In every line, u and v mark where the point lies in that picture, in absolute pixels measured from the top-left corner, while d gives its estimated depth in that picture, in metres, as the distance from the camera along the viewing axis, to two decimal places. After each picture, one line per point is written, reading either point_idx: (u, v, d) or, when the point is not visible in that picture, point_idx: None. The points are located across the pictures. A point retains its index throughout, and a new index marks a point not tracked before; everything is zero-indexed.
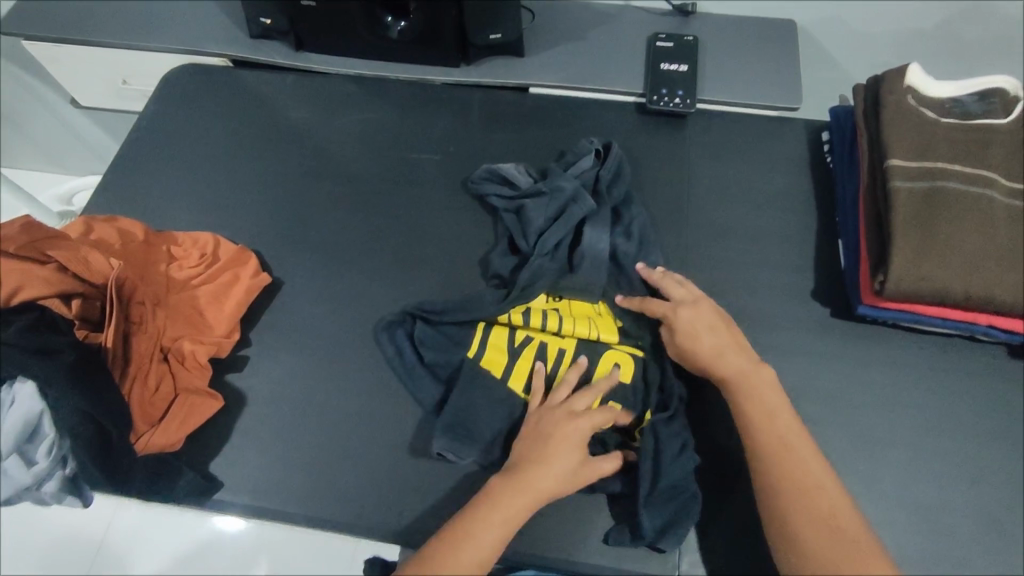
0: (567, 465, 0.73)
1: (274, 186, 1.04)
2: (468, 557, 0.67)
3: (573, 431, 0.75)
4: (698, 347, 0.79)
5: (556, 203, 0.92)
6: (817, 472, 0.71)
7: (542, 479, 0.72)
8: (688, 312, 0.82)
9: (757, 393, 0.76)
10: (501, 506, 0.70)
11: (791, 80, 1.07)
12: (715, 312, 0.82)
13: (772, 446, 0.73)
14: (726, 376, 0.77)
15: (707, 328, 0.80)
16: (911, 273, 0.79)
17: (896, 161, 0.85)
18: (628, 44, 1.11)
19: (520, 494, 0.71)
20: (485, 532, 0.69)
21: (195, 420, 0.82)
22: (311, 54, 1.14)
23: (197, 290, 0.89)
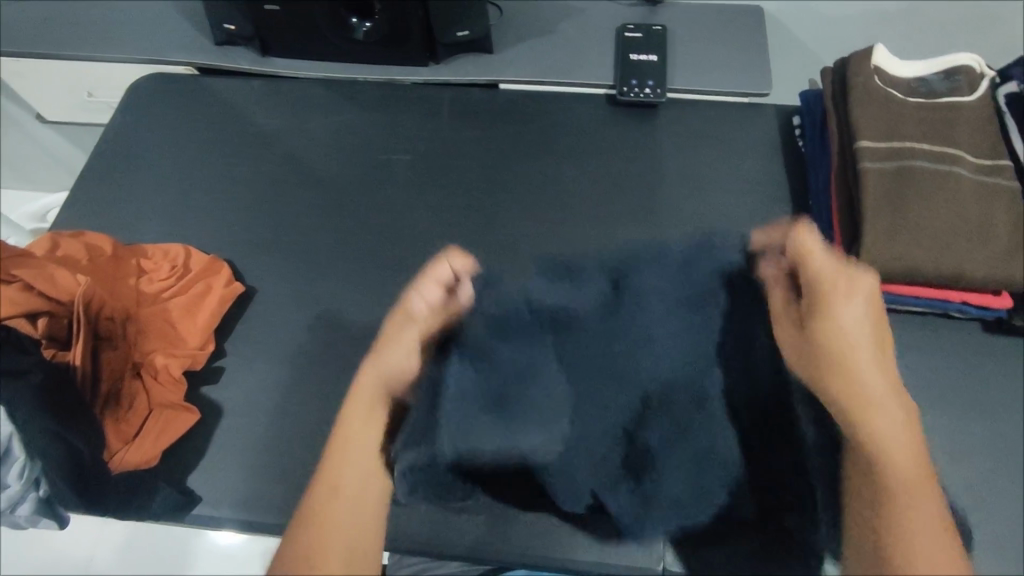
0: (385, 363, 0.78)
1: (245, 193, 1.03)
2: (341, 494, 0.69)
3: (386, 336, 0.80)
4: (849, 348, 0.70)
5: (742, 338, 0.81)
6: (923, 490, 0.61)
7: (374, 399, 0.76)
8: (843, 292, 0.72)
9: (873, 394, 0.67)
10: (354, 438, 0.74)
11: (760, 66, 1.07)
12: (872, 301, 0.73)
13: (880, 454, 0.64)
14: (859, 387, 0.68)
15: (861, 321, 0.71)
16: (882, 253, 0.79)
17: (865, 142, 0.85)
18: (597, 36, 1.11)
19: (355, 417, 0.75)
20: (348, 458, 0.72)
21: (171, 435, 0.81)
22: (277, 58, 1.13)
23: (168, 302, 0.88)
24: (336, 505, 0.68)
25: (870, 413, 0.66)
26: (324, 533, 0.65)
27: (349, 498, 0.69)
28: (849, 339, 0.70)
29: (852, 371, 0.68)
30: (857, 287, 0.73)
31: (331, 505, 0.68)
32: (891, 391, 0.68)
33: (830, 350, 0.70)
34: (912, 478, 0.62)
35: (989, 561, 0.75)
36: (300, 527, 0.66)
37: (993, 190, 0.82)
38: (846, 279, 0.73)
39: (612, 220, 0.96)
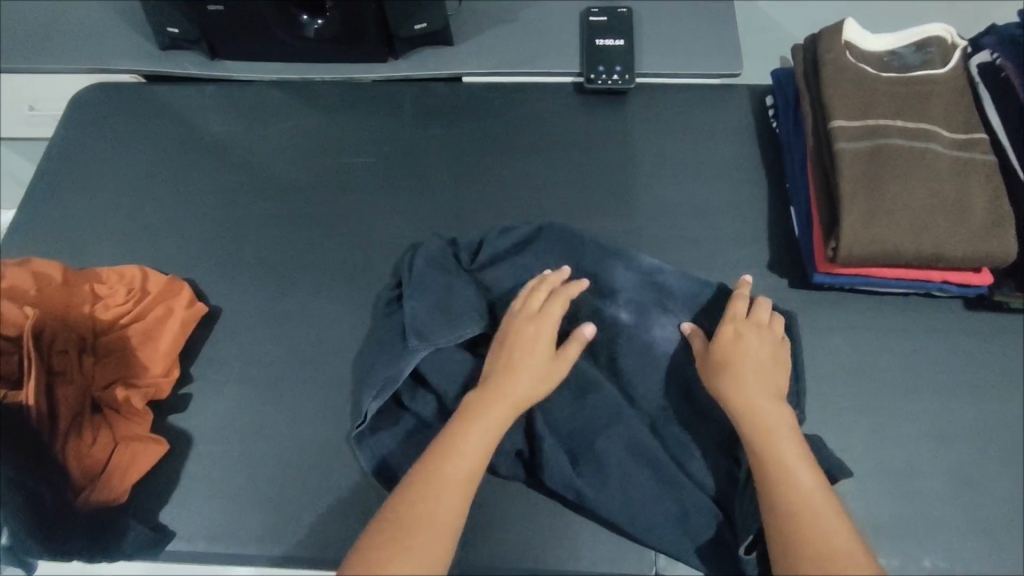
0: (539, 362, 0.73)
1: (202, 207, 0.98)
2: (449, 481, 0.64)
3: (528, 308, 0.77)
4: (738, 369, 0.71)
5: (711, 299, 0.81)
6: (822, 507, 0.61)
7: (509, 400, 0.70)
8: (744, 339, 0.73)
9: (768, 418, 0.67)
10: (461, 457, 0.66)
11: (730, 45, 1.03)
12: (768, 350, 0.73)
13: (777, 473, 0.64)
14: (742, 399, 0.69)
15: (747, 359, 0.71)
16: (861, 236, 0.77)
17: (838, 122, 0.83)
18: (561, 21, 1.07)
19: (497, 410, 0.69)
20: (467, 443, 0.67)
21: (140, 468, 0.77)
22: (227, 61, 1.07)
23: (127, 328, 0.83)
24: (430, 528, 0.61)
25: (765, 438, 0.66)
26: (425, 529, 0.61)
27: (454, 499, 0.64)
28: (744, 373, 0.70)
29: (749, 401, 0.68)
30: (750, 334, 0.74)
31: (436, 491, 0.63)
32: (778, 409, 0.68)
33: (733, 387, 0.70)
34: (814, 495, 0.62)
35: (980, 540, 0.74)
36: (374, 529, 0.62)
37: (969, 165, 0.80)
38: (752, 322, 0.75)
39: (586, 215, 0.94)
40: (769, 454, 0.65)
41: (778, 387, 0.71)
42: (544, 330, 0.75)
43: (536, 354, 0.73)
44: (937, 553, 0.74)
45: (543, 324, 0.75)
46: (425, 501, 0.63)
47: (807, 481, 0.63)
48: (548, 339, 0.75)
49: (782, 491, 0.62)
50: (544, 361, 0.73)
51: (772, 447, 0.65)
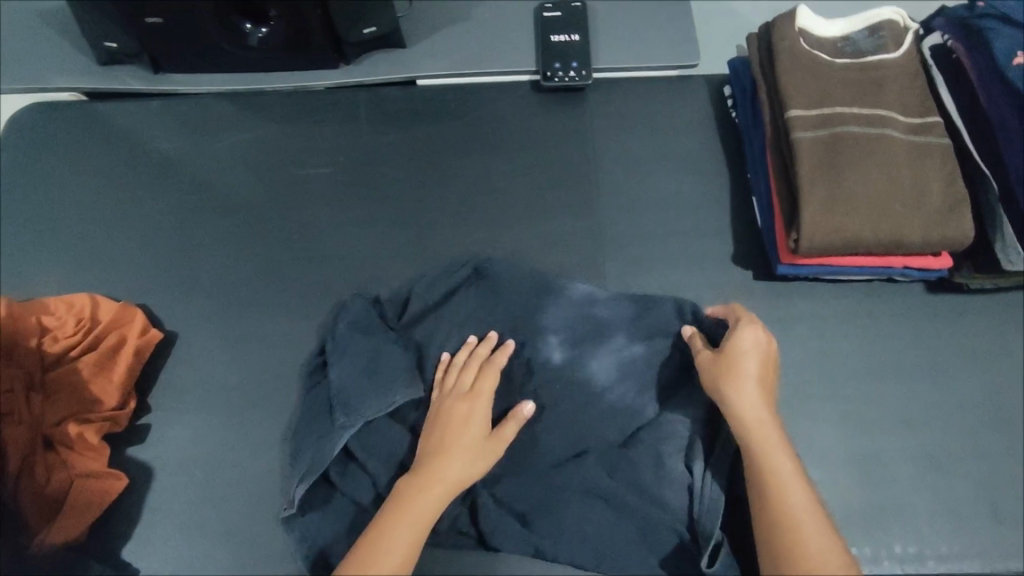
0: (473, 438, 0.71)
1: (153, 229, 0.95)
2: (388, 561, 0.61)
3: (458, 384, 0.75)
4: (738, 372, 0.68)
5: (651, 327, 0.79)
6: (809, 524, 0.59)
7: (446, 479, 0.67)
8: (742, 347, 0.69)
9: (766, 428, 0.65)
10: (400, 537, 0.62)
11: (685, 36, 1.02)
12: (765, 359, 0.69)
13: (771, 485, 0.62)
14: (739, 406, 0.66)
15: (746, 367, 0.68)
16: (821, 227, 0.77)
17: (795, 112, 0.82)
18: (515, 18, 1.04)
19: (432, 490, 0.66)
20: (406, 521, 0.63)
21: (97, 506, 0.75)
22: (170, 74, 1.03)
23: (77, 361, 0.80)
24: None
25: (762, 448, 0.64)
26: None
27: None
28: (743, 377, 0.67)
29: (746, 411, 0.66)
30: (749, 344, 0.70)
31: (375, 572, 0.60)
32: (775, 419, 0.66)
33: (733, 394, 0.67)
34: (801, 511, 0.60)
35: (950, 524, 0.75)
36: None
37: (925, 150, 0.80)
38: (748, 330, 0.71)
39: (548, 218, 0.92)
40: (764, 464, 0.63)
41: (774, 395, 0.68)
42: (476, 407, 0.73)
43: (468, 433, 0.71)
44: (908, 539, 0.74)
45: (473, 400, 0.73)
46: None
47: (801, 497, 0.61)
48: (479, 418, 0.72)
49: (773, 505, 0.61)
50: (478, 437, 0.71)
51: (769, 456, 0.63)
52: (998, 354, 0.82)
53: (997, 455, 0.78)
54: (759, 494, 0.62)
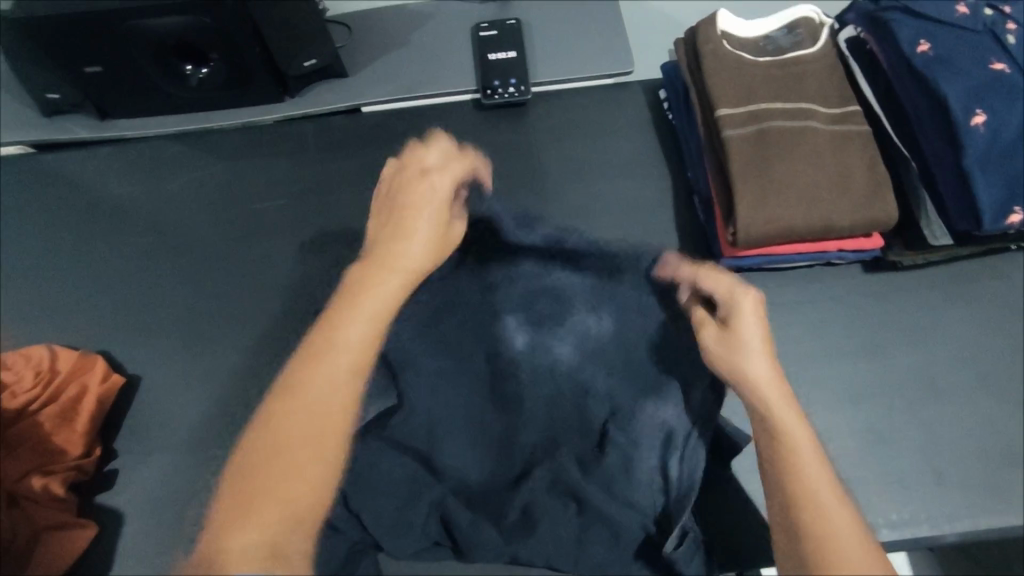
0: (403, 267, 0.59)
1: (109, 274, 0.95)
2: (319, 410, 0.52)
3: (394, 211, 0.62)
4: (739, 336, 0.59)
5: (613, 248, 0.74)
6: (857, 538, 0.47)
7: (358, 331, 0.55)
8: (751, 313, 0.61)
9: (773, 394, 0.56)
10: (325, 380, 0.53)
11: (618, 45, 1.06)
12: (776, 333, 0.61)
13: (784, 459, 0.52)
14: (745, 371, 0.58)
15: (762, 333, 0.60)
16: (756, 218, 0.80)
17: (723, 110, 0.86)
18: (453, 40, 1.07)
19: (358, 320, 0.56)
20: (334, 359, 0.54)
21: (67, 556, 0.75)
22: (117, 120, 1.04)
23: (37, 413, 0.80)
24: (291, 484, 0.50)
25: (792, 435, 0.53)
26: (285, 501, 0.50)
27: (322, 464, 0.51)
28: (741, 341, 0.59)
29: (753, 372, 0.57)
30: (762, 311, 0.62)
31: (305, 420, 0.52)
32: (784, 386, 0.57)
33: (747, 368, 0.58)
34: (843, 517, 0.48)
35: (904, 493, 0.78)
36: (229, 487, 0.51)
37: (847, 137, 0.85)
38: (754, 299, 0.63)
39: None
40: (792, 456, 0.52)
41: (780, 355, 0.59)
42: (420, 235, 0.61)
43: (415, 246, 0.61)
44: (865, 511, 0.77)
45: (413, 200, 0.62)
46: (274, 479, 0.50)
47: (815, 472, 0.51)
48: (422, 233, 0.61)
49: (810, 510, 0.49)
50: (424, 252, 0.61)
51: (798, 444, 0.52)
52: (934, 326, 0.86)
53: (941, 421, 0.82)
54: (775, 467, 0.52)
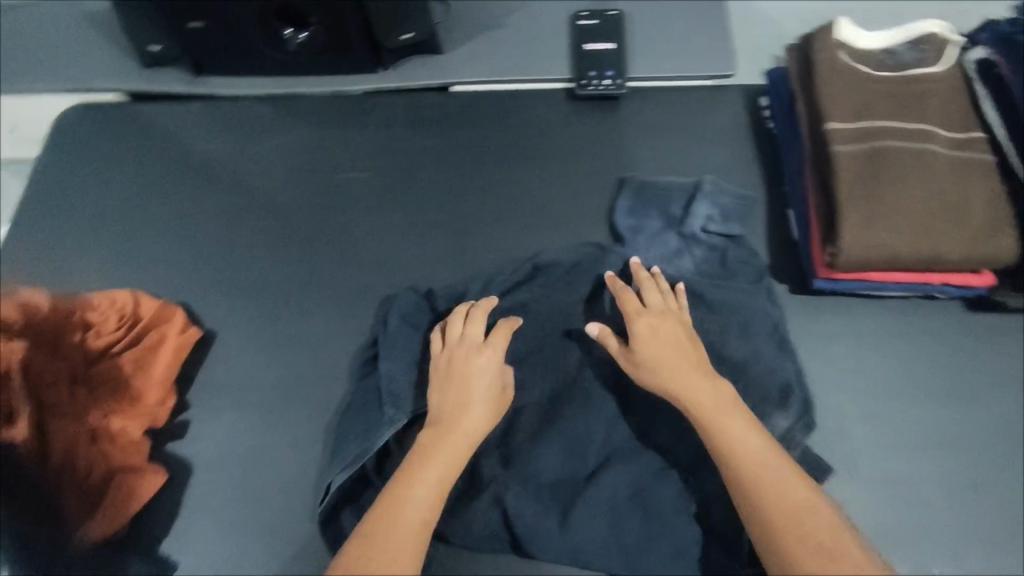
0: (466, 428, 0.70)
1: (193, 227, 0.97)
2: (391, 554, 0.59)
3: (449, 384, 0.73)
4: (652, 352, 0.73)
5: (732, 204, 0.91)
6: (783, 470, 0.63)
7: (424, 491, 0.64)
8: (649, 325, 0.75)
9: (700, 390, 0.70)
10: (398, 528, 0.61)
11: (722, 46, 1.02)
12: (680, 327, 0.76)
13: (721, 448, 0.65)
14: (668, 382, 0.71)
15: (665, 338, 0.74)
16: (861, 241, 0.76)
17: (834, 124, 0.82)
18: (551, 25, 1.05)
19: (425, 480, 0.65)
20: (406, 510, 0.62)
21: (136, 500, 0.76)
22: (210, 77, 1.05)
23: (119, 356, 0.82)
24: None
25: (714, 418, 0.67)
26: None
27: None
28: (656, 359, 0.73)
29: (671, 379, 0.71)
30: (660, 318, 0.76)
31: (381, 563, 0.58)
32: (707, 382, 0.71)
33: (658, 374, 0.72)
34: (770, 461, 0.63)
35: (981, 547, 0.75)
36: None
37: (968, 165, 0.80)
38: (651, 309, 0.77)
39: (579, 227, 0.94)
40: (723, 443, 0.65)
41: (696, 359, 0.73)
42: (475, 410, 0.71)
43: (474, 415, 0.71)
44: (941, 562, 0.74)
45: (472, 368, 0.74)
46: None
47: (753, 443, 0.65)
48: (479, 410, 0.71)
49: (749, 472, 0.63)
50: (482, 420, 0.71)
51: (721, 426, 0.66)
52: None
53: None
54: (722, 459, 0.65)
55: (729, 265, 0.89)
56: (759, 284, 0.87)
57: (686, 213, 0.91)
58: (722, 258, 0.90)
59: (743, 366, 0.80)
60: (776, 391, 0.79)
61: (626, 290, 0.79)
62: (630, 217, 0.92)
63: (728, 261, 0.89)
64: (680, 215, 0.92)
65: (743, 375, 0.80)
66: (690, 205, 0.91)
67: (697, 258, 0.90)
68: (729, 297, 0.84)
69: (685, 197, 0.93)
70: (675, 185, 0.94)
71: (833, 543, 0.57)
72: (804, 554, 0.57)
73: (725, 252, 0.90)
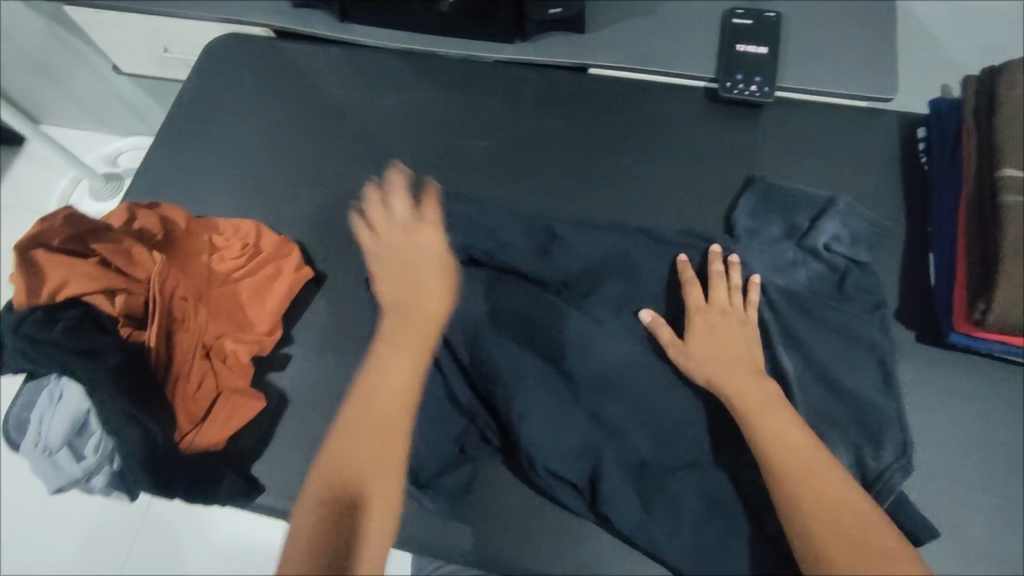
0: (424, 311, 0.81)
1: (317, 169, 1.00)
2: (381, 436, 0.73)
3: (393, 264, 0.85)
4: (709, 349, 0.78)
5: (864, 231, 0.86)
6: (826, 468, 0.67)
7: (395, 377, 0.76)
8: (708, 321, 0.80)
9: (747, 387, 0.74)
10: (374, 413, 0.74)
11: (884, 66, 0.95)
12: (739, 329, 0.80)
13: (765, 443, 0.69)
14: (717, 374, 0.76)
15: (722, 338, 0.79)
16: (1018, 304, 0.71)
17: (1011, 170, 0.75)
18: (701, 19, 1.01)
19: (398, 367, 0.77)
20: (382, 394, 0.75)
21: (237, 421, 0.79)
22: (354, 25, 1.07)
23: (238, 283, 0.87)
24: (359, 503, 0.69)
25: (758, 410, 0.72)
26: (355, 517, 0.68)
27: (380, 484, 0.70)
28: (711, 354, 0.78)
29: (720, 373, 0.76)
30: (718, 317, 0.80)
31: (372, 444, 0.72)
32: (759, 381, 0.74)
33: (708, 365, 0.77)
34: (812, 454, 0.68)
35: None
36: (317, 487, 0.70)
37: None
38: (713, 307, 0.81)
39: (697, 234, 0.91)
40: (765, 436, 0.69)
41: (749, 359, 0.77)
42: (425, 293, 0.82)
43: (422, 291, 0.82)
44: None
45: (413, 247, 0.86)
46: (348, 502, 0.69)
47: (802, 444, 0.69)
48: (429, 285, 0.83)
49: (795, 473, 0.67)
50: (439, 300, 0.82)
51: (767, 424, 0.70)
52: None
53: None
54: (767, 454, 0.69)
55: (845, 287, 0.85)
56: (874, 313, 0.83)
57: (811, 227, 0.87)
58: (840, 280, 0.85)
59: (849, 395, 0.79)
60: (875, 428, 0.77)
61: (694, 281, 0.84)
62: (749, 218, 0.89)
63: (847, 284, 0.85)
64: (804, 228, 0.87)
65: (856, 415, 0.78)
66: (818, 220, 0.87)
67: (812, 274, 0.86)
68: (845, 325, 0.82)
69: (813, 211, 0.88)
70: (806, 196, 0.89)
71: (870, 536, 0.63)
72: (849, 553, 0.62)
73: (845, 276, 0.85)
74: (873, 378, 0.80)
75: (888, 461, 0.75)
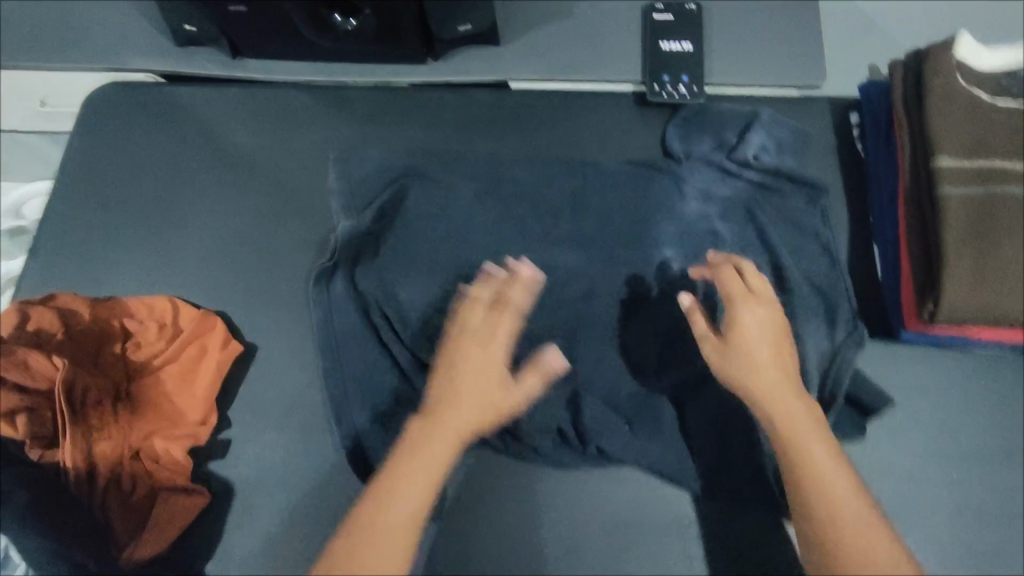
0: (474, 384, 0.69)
1: (232, 226, 0.92)
2: (399, 511, 0.63)
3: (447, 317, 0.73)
4: (746, 341, 0.69)
5: (788, 137, 0.87)
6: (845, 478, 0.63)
7: (434, 452, 0.66)
8: (750, 310, 0.70)
9: (774, 383, 0.67)
10: (405, 489, 0.64)
11: (811, 51, 0.92)
12: (774, 323, 0.71)
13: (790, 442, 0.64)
14: (745, 363, 0.68)
15: (758, 333, 0.69)
16: (964, 302, 0.70)
17: (945, 161, 0.73)
18: (621, 17, 0.95)
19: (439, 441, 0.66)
20: (416, 474, 0.65)
21: (179, 523, 0.75)
22: (251, 61, 0.98)
23: (160, 370, 0.80)
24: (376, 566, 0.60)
25: (784, 407, 0.66)
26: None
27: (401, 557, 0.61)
28: (749, 342, 0.69)
29: (752, 362, 0.68)
30: (755, 307, 0.71)
31: (392, 506, 0.63)
32: (786, 379, 0.67)
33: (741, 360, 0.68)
34: (837, 469, 0.63)
35: None
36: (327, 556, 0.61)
37: None
38: (753, 298, 0.71)
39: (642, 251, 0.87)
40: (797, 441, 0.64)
41: (782, 351, 0.70)
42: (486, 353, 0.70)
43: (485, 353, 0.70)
44: None
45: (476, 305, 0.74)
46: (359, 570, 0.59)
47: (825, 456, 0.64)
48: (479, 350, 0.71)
49: (815, 481, 0.62)
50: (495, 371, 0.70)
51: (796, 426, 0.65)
52: None
53: None
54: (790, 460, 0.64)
55: (780, 200, 0.86)
56: (814, 208, 0.85)
57: (739, 141, 0.87)
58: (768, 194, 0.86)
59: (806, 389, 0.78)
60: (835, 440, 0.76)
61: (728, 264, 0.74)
62: (683, 141, 0.88)
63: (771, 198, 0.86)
64: (733, 142, 0.87)
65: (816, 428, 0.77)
66: (746, 133, 0.87)
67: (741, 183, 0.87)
68: (788, 216, 0.85)
69: (740, 125, 0.88)
70: (732, 112, 0.88)
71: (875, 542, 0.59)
72: (852, 544, 0.59)
73: (772, 186, 0.86)
74: (827, 341, 0.78)
75: (841, 339, 0.78)
